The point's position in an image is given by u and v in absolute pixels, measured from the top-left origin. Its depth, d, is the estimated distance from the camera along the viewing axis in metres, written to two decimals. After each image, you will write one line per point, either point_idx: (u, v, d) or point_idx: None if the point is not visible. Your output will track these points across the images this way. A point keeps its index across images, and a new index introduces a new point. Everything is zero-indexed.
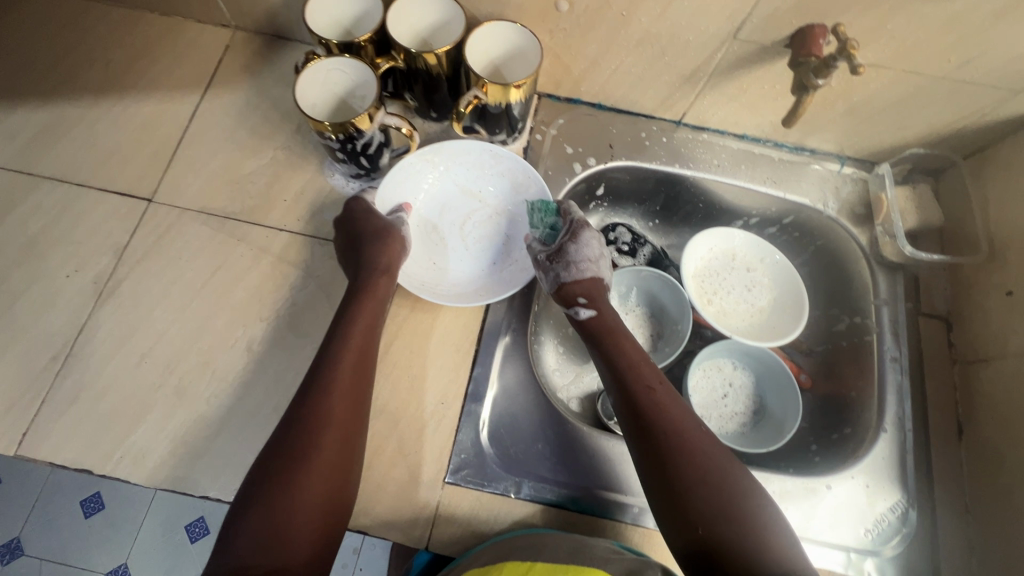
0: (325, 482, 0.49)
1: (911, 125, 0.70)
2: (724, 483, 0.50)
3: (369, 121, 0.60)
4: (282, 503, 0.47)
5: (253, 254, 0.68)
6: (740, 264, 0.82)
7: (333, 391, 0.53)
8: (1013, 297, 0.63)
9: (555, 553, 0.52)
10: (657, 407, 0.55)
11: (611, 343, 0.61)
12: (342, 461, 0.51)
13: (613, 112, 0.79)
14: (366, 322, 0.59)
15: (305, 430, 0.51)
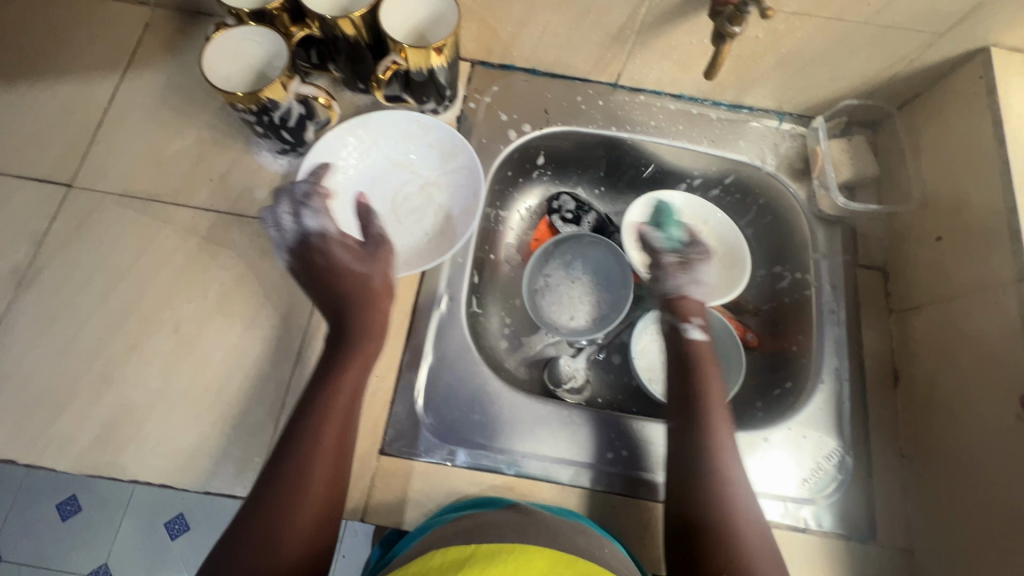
0: (324, 500, 0.50)
1: (842, 75, 0.70)
2: (719, 500, 0.55)
3: (283, 90, 0.59)
4: (287, 520, 0.48)
5: (179, 236, 0.66)
6: (683, 226, 0.81)
7: (334, 412, 0.53)
8: (942, 242, 0.63)
9: (503, 531, 0.49)
10: (714, 424, 0.59)
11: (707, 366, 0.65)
12: (340, 481, 0.52)
13: (548, 77, 0.78)
14: (359, 354, 0.58)
15: (301, 461, 0.50)
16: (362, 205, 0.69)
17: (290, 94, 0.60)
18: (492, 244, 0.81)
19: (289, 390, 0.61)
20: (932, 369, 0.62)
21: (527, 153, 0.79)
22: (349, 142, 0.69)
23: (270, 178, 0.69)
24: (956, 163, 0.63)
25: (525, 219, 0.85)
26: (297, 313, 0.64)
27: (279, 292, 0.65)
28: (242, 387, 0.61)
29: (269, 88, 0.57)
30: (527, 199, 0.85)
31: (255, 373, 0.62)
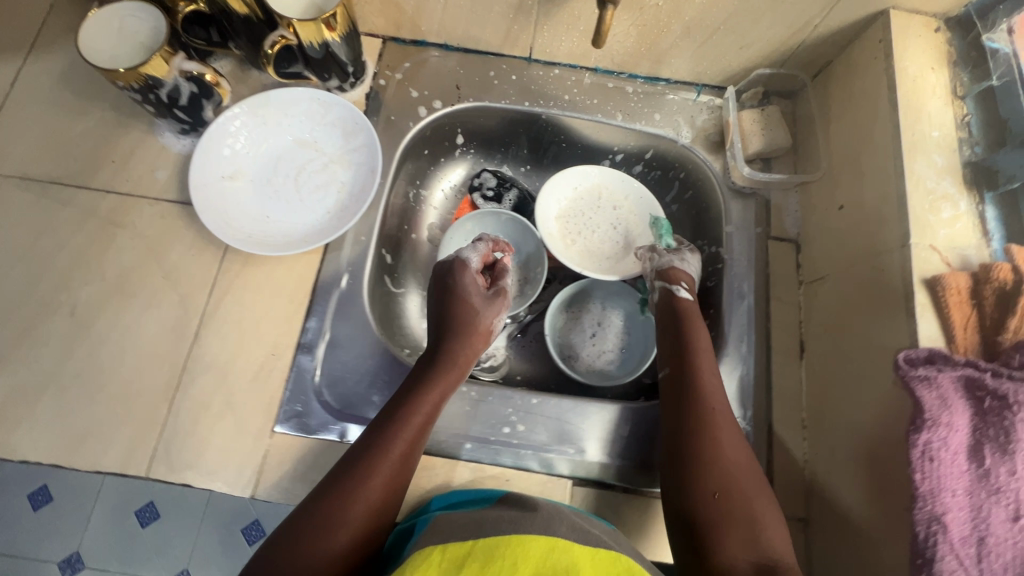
0: (377, 498, 0.50)
1: (751, 44, 0.68)
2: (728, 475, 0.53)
3: (164, 67, 0.58)
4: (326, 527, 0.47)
5: (78, 218, 0.66)
6: (606, 202, 0.80)
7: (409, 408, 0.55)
8: (844, 211, 0.63)
9: (497, 527, 0.48)
10: (706, 398, 0.57)
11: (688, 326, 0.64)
12: (400, 478, 0.52)
13: (461, 53, 0.77)
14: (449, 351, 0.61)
15: (372, 458, 0.51)
16: (264, 183, 0.68)
17: (174, 71, 0.59)
18: (412, 224, 0.80)
19: (185, 370, 0.61)
20: (831, 339, 0.61)
21: (441, 130, 0.78)
22: (247, 120, 0.67)
23: (172, 159, 0.69)
24: (858, 131, 0.62)
25: (448, 197, 0.84)
26: (196, 293, 0.64)
27: (178, 273, 0.64)
28: (137, 368, 0.61)
29: (149, 64, 0.56)
30: (449, 175, 0.83)
31: (151, 354, 0.61)
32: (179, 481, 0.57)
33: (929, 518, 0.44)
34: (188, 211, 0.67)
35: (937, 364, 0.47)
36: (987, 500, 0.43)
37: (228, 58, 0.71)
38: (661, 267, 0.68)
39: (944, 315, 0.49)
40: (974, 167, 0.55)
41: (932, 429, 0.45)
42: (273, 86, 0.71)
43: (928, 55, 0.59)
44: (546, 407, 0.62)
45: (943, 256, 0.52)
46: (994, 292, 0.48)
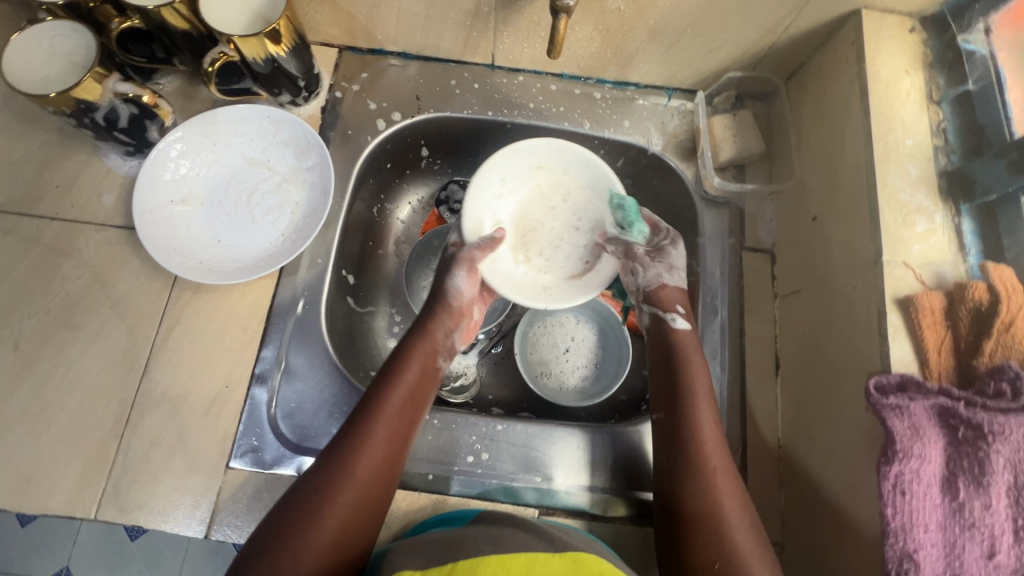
0: (352, 518, 0.49)
1: (721, 47, 0.65)
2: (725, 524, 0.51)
3: (98, 89, 0.55)
4: (293, 548, 0.46)
5: (20, 246, 0.63)
6: (550, 198, 0.66)
7: (381, 421, 0.53)
8: (817, 222, 0.60)
9: (475, 545, 0.46)
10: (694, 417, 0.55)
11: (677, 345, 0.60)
12: (377, 494, 0.51)
13: (421, 62, 0.73)
14: (427, 358, 0.59)
15: (332, 472, 0.50)
16: (214, 206, 0.65)
17: (107, 92, 0.56)
18: (377, 239, 0.78)
19: (134, 405, 0.58)
20: (805, 356, 0.59)
21: (403, 142, 0.75)
22: (193, 140, 0.64)
23: (119, 182, 0.66)
24: (831, 138, 0.59)
25: (415, 211, 0.81)
26: (145, 323, 0.61)
27: (126, 302, 0.62)
28: (84, 404, 0.58)
29: (80, 87, 0.53)
30: (416, 190, 0.81)
31: (98, 389, 0.59)
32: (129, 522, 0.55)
33: (900, 555, 0.42)
34: (136, 236, 0.64)
35: (909, 392, 0.45)
36: (960, 535, 0.41)
37: (175, 74, 0.68)
38: (649, 287, 0.62)
39: (917, 337, 0.47)
40: (950, 177, 0.52)
41: (903, 462, 0.43)
42: (223, 103, 0.68)
43: (902, 58, 0.56)
44: (511, 434, 0.60)
45: (917, 273, 0.49)
46: (969, 312, 0.46)
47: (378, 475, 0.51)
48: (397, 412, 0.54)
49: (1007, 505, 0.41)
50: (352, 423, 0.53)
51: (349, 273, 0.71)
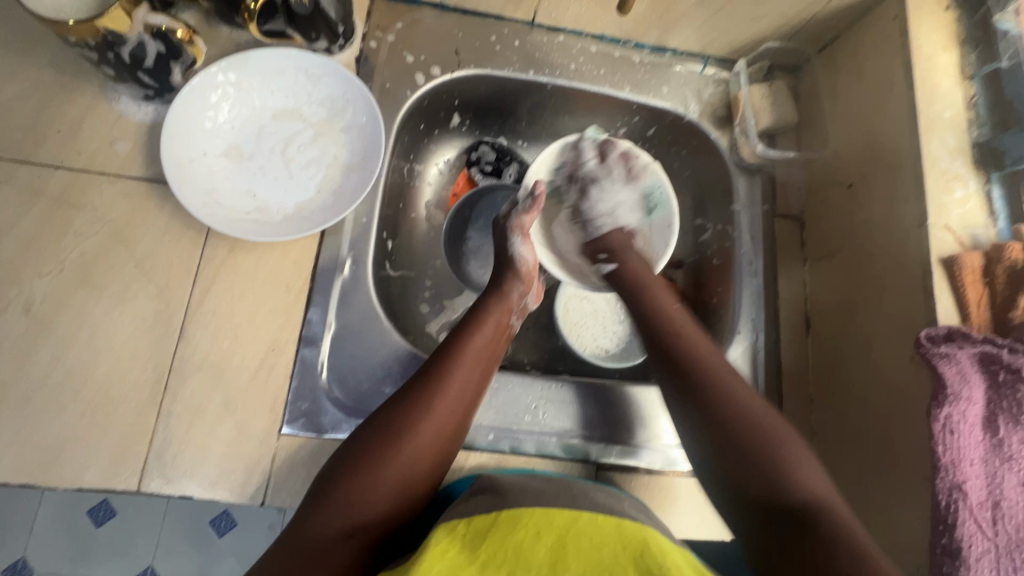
0: (427, 457, 0.49)
1: (765, 16, 0.67)
2: (764, 420, 0.50)
3: (128, 21, 0.49)
4: (370, 482, 0.47)
5: (22, 198, 0.56)
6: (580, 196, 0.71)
7: (459, 368, 0.54)
8: (853, 190, 0.64)
9: (521, 498, 0.47)
10: (695, 348, 0.55)
11: (640, 292, 0.61)
12: (450, 441, 0.51)
13: (458, 15, 0.70)
14: (502, 319, 0.60)
15: (411, 406, 0.51)
16: (248, 160, 0.61)
17: (138, 25, 0.50)
18: (408, 202, 0.75)
19: (172, 370, 0.54)
20: (838, 315, 0.63)
21: (438, 100, 0.72)
22: (228, 90, 0.59)
23: (134, 128, 0.60)
24: (868, 111, 0.63)
25: (443, 172, 0.79)
26: (177, 284, 0.57)
27: (153, 261, 0.57)
28: (115, 371, 0.53)
29: (107, 17, 0.47)
30: (444, 151, 0.78)
31: (129, 355, 0.54)
32: (178, 493, 0.51)
33: (951, 486, 0.46)
34: (160, 188, 0.58)
35: (957, 341, 0.49)
36: (1000, 466, 0.47)
37: (193, 9, 0.62)
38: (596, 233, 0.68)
39: (959, 293, 0.51)
40: (982, 148, 0.56)
41: (953, 404, 0.47)
42: (251, 46, 0.63)
43: (940, 34, 0.59)
44: (567, 394, 0.62)
45: (957, 235, 0.53)
46: (1005, 269, 0.50)
47: (455, 420, 0.52)
48: (474, 362, 0.55)
49: None
50: (432, 364, 0.54)
51: (386, 235, 0.69)
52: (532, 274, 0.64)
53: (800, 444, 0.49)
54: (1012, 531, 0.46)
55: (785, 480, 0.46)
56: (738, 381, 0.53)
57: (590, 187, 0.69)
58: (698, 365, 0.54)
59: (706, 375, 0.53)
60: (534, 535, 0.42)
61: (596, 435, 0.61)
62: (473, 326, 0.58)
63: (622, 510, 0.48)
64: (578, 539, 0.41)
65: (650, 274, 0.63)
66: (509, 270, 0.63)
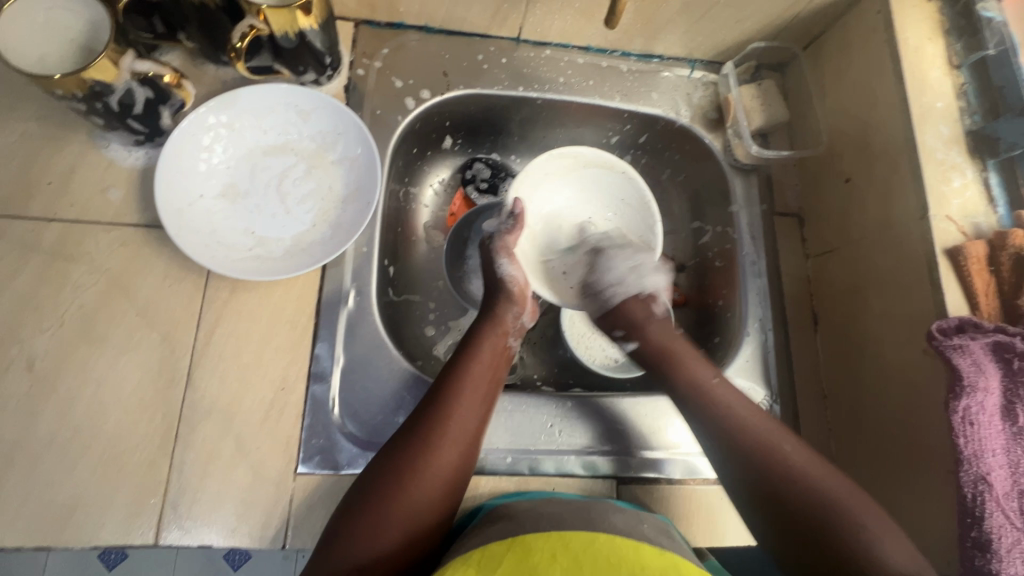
0: (432, 492, 0.49)
1: (749, 18, 0.67)
2: (817, 489, 0.49)
3: (115, 71, 0.48)
4: (378, 520, 0.46)
5: (17, 253, 0.55)
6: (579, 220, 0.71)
7: (460, 396, 0.53)
8: (850, 184, 0.64)
9: (536, 523, 0.47)
10: (720, 405, 0.55)
11: (668, 365, 0.60)
12: (456, 473, 0.50)
13: (444, 36, 0.70)
14: (499, 342, 0.60)
15: (414, 439, 0.50)
16: (244, 198, 0.60)
17: (124, 73, 0.49)
18: (406, 226, 0.75)
19: (182, 418, 0.54)
20: (845, 310, 0.63)
21: (429, 122, 0.71)
22: (218, 130, 0.59)
23: (125, 175, 0.59)
24: (859, 106, 0.63)
25: (439, 193, 0.78)
26: (181, 329, 0.56)
27: (155, 308, 0.56)
28: (123, 424, 0.53)
29: (94, 68, 0.47)
30: (438, 172, 0.78)
31: (137, 406, 0.53)
32: (197, 543, 0.51)
33: (976, 479, 0.46)
34: (156, 234, 0.58)
35: (969, 332, 0.49)
36: (1023, 455, 0.46)
37: (176, 50, 0.62)
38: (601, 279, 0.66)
39: (967, 284, 0.51)
40: (975, 136, 0.57)
41: (970, 395, 0.47)
42: (238, 83, 0.62)
43: (925, 26, 0.60)
44: (580, 409, 0.62)
45: (959, 225, 0.54)
46: (1010, 257, 0.51)
47: (460, 450, 0.51)
48: (475, 388, 0.55)
49: None
50: (433, 394, 0.54)
51: (387, 262, 0.68)
52: (525, 292, 0.64)
53: (889, 526, 0.48)
54: None
55: (854, 545, 0.46)
56: (803, 456, 0.52)
57: (603, 253, 0.67)
58: (727, 420, 0.54)
59: (771, 457, 0.51)
60: (551, 559, 0.41)
61: (614, 450, 0.61)
62: (471, 352, 0.57)
63: (639, 532, 0.48)
64: (597, 561, 0.41)
65: (675, 339, 0.62)
66: (500, 292, 0.62)
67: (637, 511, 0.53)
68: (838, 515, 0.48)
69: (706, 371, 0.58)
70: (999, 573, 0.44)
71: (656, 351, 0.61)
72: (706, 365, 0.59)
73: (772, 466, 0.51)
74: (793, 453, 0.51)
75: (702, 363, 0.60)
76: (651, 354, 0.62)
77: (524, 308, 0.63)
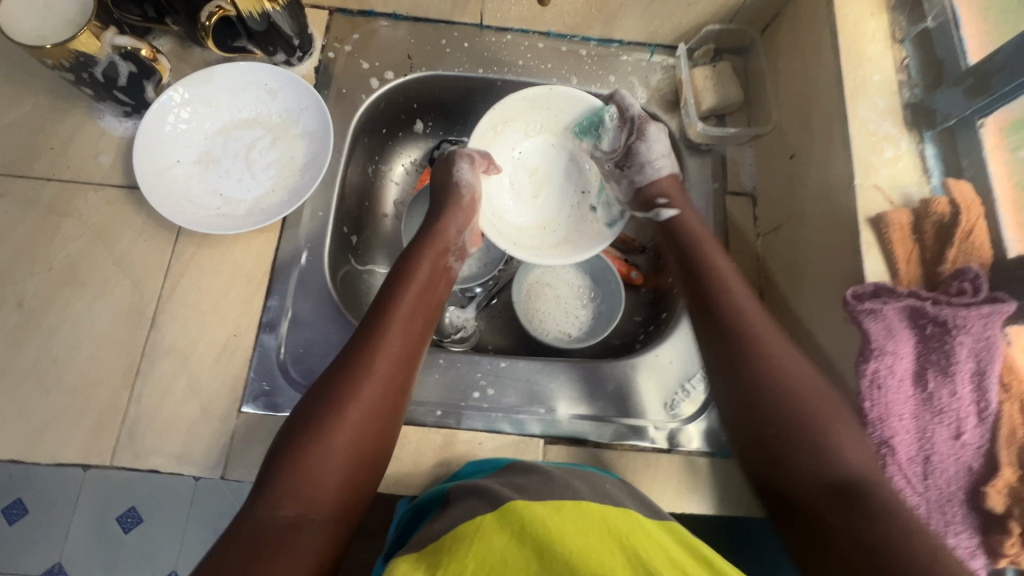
0: (365, 431, 0.49)
1: (701, 0, 0.68)
2: (802, 401, 0.47)
3: (96, 43, 0.55)
4: (308, 462, 0.46)
5: (19, 206, 0.63)
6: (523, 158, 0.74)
7: (391, 325, 0.54)
8: (794, 160, 0.64)
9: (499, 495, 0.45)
10: (722, 294, 0.55)
11: (688, 242, 0.61)
12: (389, 407, 0.51)
13: (411, 23, 0.75)
14: (438, 260, 0.62)
15: (344, 377, 0.50)
16: (216, 165, 0.66)
17: (106, 47, 0.56)
18: (374, 200, 0.79)
19: (144, 356, 0.59)
20: (786, 285, 0.63)
21: (395, 102, 0.76)
22: (195, 102, 0.66)
23: (115, 143, 0.66)
24: (803, 83, 0.63)
25: (408, 172, 0.83)
26: (150, 278, 0.62)
27: (130, 260, 0.63)
28: (92, 358, 0.59)
29: (77, 40, 0.54)
30: (408, 153, 0.82)
31: (106, 344, 0.60)
32: (146, 467, 0.56)
33: (879, 442, 0.46)
34: (136, 195, 0.65)
35: (883, 297, 0.48)
36: (931, 421, 0.46)
37: (166, 35, 0.69)
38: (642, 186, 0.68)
39: (888, 251, 0.51)
40: (914, 108, 0.56)
41: (878, 358, 0.47)
42: (217, 63, 0.69)
43: (868, 1, 0.60)
44: (514, 370, 0.64)
45: (887, 195, 0.53)
46: (934, 225, 0.50)
47: (388, 376, 0.52)
48: (407, 315, 0.56)
49: (971, 390, 0.45)
50: (363, 327, 0.55)
51: (349, 230, 0.73)
52: (473, 206, 0.67)
53: (855, 428, 0.46)
54: (941, 485, 0.45)
55: (827, 445, 0.44)
56: (797, 364, 0.49)
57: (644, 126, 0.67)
58: (736, 321, 0.53)
59: (794, 391, 0.47)
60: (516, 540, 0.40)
61: (544, 410, 0.63)
62: (402, 280, 0.59)
63: (605, 494, 0.47)
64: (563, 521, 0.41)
65: (704, 232, 0.62)
66: (443, 213, 0.66)
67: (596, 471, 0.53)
68: (805, 427, 0.46)
69: (726, 274, 0.57)
70: None
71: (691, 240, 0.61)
72: (722, 257, 0.59)
73: (754, 372, 0.49)
74: (794, 369, 0.49)
75: (727, 262, 0.59)
76: (679, 225, 0.63)
77: (461, 241, 0.66)
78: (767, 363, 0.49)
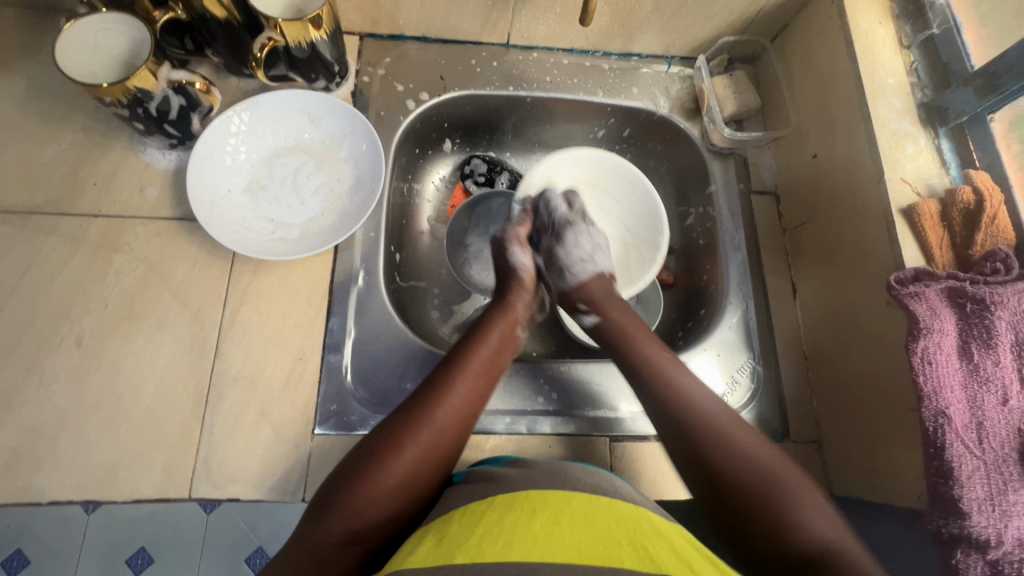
0: (425, 468, 0.50)
1: (718, 15, 0.73)
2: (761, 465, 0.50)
3: (153, 79, 0.56)
4: (367, 493, 0.47)
5: (68, 244, 0.62)
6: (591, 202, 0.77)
7: (465, 374, 0.56)
8: (817, 159, 0.69)
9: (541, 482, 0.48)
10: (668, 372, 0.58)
11: (619, 342, 0.62)
12: (451, 447, 0.52)
13: (440, 45, 0.78)
14: (507, 327, 0.62)
15: (411, 418, 0.52)
16: (265, 192, 0.67)
17: (162, 82, 0.57)
18: (410, 218, 0.81)
19: (211, 386, 0.60)
20: (819, 275, 0.68)
21: (429, 122, 0.78)
22: (241, 132, 0.66)
23: (160, 175, 0.66)
24: (820, 87, 0.69)
25: (440, 189, 0.85)
26: (209, 307, 0.62)
27: (187, 291, 0.63)
28: (159, 392, 0.59)
29: (136, 77, 0.54)
30: (439, 169, 0.84)
31: (171, 377, 0.59)
32: (226, 496, 0.56)
33: (935, 413, 0.49)
34: (187, 226, 0.65)
35: (924, 281, 0.53)
36: (979, 390, 0.50)
37: (204, 66, 0.70)
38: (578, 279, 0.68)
39: (922, 237, 0.55)
40: (927, 107, 0.61)
41: (927, 337, 0.51)
42: (257, 91, 0.70)
43: (876, 11, 0.65)
44: (573, 373, 0.67)
45: (913, 186, 0.58)
46: (961, 212, 0.55)
47: (458, 423, 0.53)
48: (480, 368, 0.58)
49: (1012, 358, 0.50)
50: (438, 371, 0.56)
51: (394, 248, 0.75)
52: (532, 281, 0.68)
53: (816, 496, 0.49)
54: (997, 448, 0.49)
55: (773, 522, 0.47)
56: (751, 440, 0.52)
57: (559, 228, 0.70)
58: (694, 402, 0.55)
59: (705, 420, 0.53)
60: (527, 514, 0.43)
61: (605, 409, 0.66)
62: (478, 334, 0.60)
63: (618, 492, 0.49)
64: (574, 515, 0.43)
65: (634, 323, 0.63)
66: (511, 279, 0.67)
67: (606, 472, 0.54)
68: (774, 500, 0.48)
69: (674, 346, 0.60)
70: (960, 497, 0.48)
71: (614, 331, 0.62)
72: None
73: (727, 440, 0.52)
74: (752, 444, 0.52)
75: None
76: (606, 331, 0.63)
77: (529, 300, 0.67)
78: (726, 438, 0.52)
